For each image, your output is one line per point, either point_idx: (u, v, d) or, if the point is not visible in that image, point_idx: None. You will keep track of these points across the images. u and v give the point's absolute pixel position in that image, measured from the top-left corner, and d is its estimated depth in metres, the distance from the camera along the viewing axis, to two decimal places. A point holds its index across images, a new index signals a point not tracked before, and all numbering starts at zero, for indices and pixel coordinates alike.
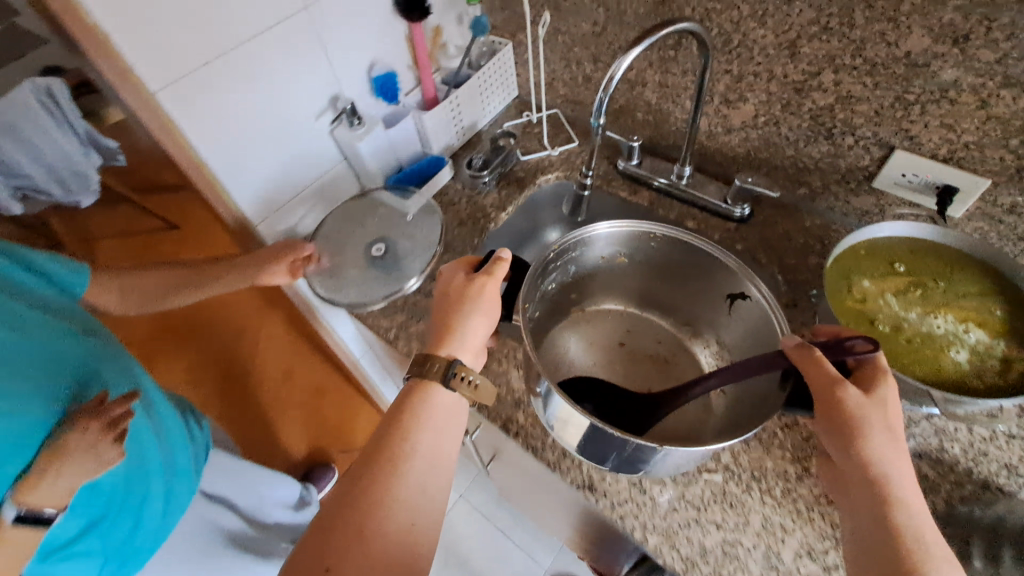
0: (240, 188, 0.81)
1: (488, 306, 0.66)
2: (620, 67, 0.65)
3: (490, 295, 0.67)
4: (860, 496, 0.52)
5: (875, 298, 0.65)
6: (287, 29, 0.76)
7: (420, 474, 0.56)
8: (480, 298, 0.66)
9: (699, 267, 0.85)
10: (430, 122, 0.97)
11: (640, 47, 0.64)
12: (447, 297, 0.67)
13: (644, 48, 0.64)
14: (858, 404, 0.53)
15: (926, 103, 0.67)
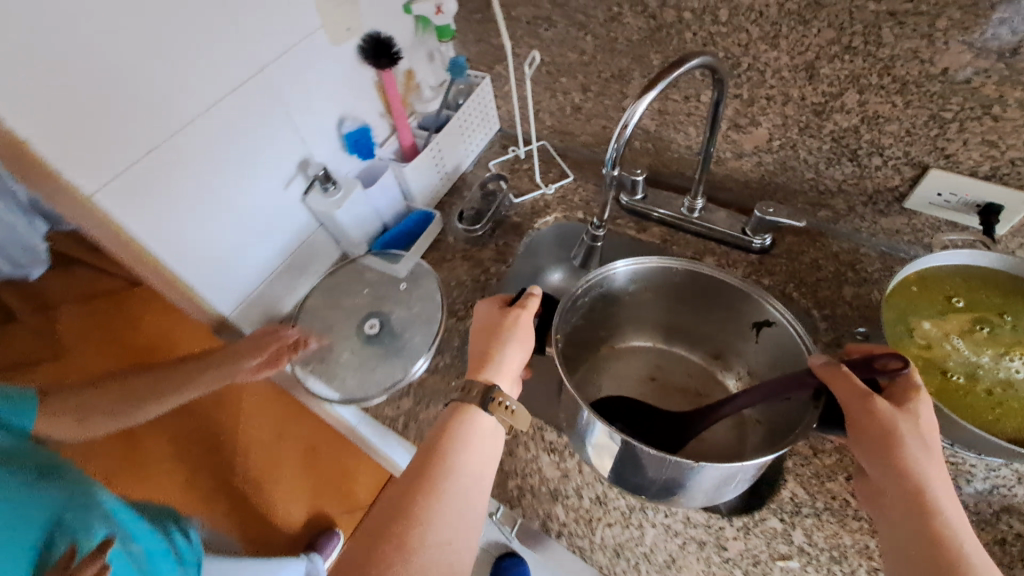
0: (206, 280, 0.71)
1: (523, 336, 0.65)
2: (632, 116, 0.58)
3: (525, 323, 0.65)
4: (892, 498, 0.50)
5: (940, 342, 0.59)
6: (242, 98, 0.66)
7: (456, 494, 0.53)
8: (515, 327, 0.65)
9: (721, 297, 0.77)
10: (413, 174, 0.87)
11: (654, 91, 0.57)
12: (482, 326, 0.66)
13: (658, 93, 0.57)
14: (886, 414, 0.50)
15: (965, 120, 0.61)
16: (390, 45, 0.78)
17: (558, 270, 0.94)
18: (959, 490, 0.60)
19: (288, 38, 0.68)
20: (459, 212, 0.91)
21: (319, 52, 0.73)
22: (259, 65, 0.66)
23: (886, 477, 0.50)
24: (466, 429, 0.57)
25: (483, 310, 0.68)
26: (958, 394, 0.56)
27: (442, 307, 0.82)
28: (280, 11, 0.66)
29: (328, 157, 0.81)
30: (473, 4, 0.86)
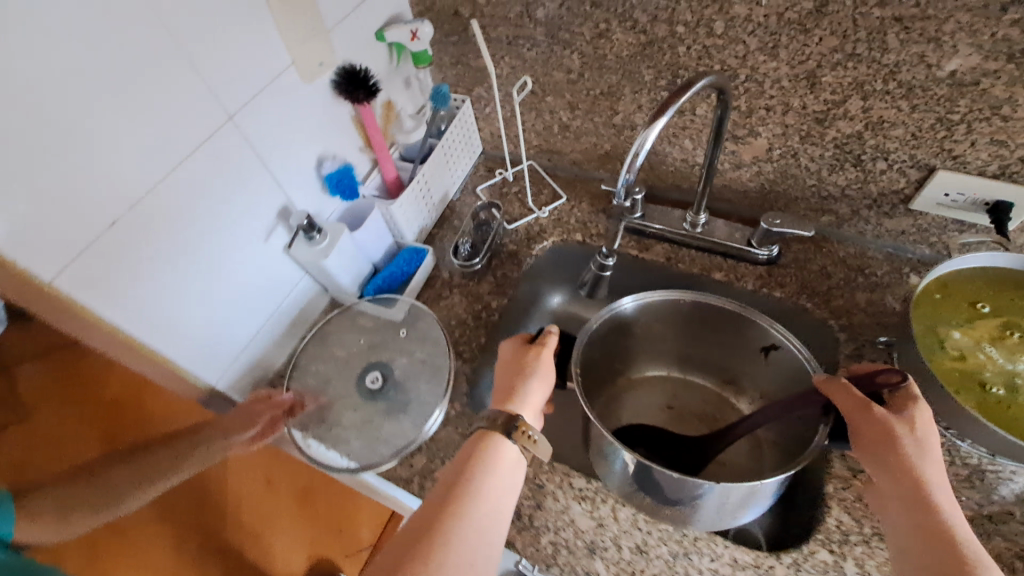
0: (188, 351, 0.65)
1: (546, 372, 0.64)
2: (643, 146, 0.55)
3: (547, 358, 0.65)
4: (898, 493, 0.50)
5: (973, 352, 0.58)
6: (211, 151, 0.60)
7: (476, 525, 0.50)
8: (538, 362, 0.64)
9: (726, 323, 0.76)
10: (400, 210, 0.82)
11: (664, 118, 0.54)
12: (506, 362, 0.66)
13: (669, 119, 0.54)
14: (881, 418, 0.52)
15: (973, 121, 0.60)
16: (366, 77, 0.72)
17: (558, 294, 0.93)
18: (1001, 499, 0.59)
19: (257, 81, 0.63)
20: (455, 246, 0.86)
21: (291, 93, 0.68)
22: (227, 113, 0.61)
23: (891, 480, 0.50)
24: (495, 455, 0.55)
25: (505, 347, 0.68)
26: (1000, 407, 0.55)
27: (446, 347, 0.77)
28: (244, 53, 0.60)
29: (309, 202, 0.76)
30: (449, 26, 0.82)
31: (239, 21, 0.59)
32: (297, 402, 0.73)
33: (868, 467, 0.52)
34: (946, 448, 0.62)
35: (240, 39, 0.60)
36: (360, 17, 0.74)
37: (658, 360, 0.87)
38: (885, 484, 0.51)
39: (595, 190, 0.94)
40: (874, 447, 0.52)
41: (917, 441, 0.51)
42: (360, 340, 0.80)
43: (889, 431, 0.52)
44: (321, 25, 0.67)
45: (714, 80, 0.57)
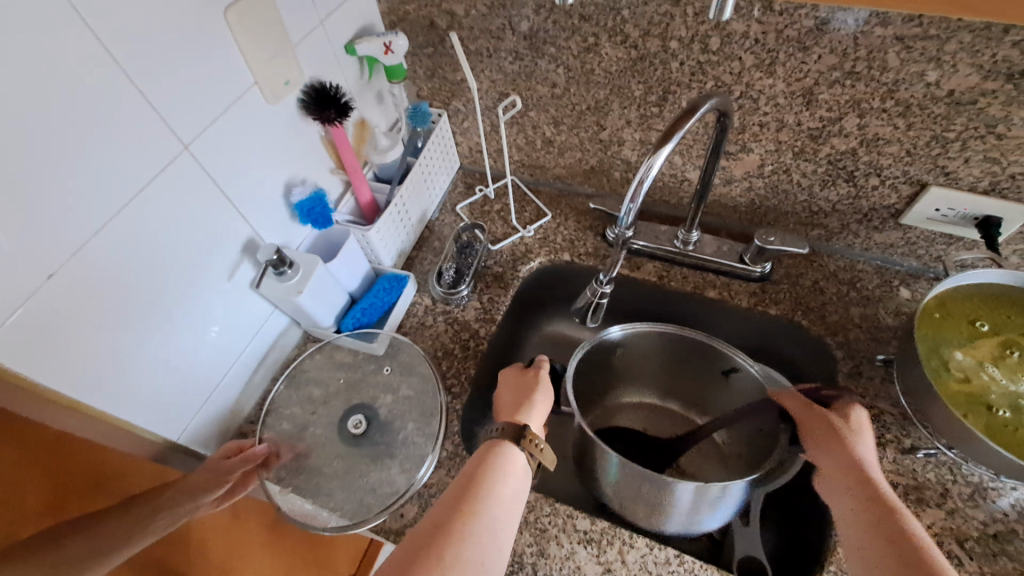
0: (145, 408, 0.58)
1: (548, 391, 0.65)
2: (647, 176, 0.55)
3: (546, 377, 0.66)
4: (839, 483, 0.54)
5: (977, 373, 0.58)
6: (163, 185, 0.54)
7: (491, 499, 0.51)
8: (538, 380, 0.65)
9: (694, 352, 0.75)
10: (378, 236, 0.76)
11: (669, 145, 0.54)
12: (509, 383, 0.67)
13: (674, 146, 0.54)
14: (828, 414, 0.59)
15: (968, 138, 0.60)
16: (337, 96, 0.67)
17: (564, 322, 0.91)
18: (1006, 518, 0.59)
19: (215, 106, 0.57)
20: (437, 273, 0.82)
21: (254, 117, 0.61)
22: (182, 143, 0.54)
23: (835, 467, 0.55)
24: (513, 457, 0.55)
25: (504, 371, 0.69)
26: (1008, 430, 0.54)
27: (434, 381, 0.72)
28: (200, 76, 0.54)
29: (277, 233, 0.69)
30: (424, 38, 0.77)
31: (191, 40, 0.52)
32: (272, 454, 0.66)
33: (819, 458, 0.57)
34: (948, 467, 0.62)
35: (194, 61, 0.53)
36: (329, 30, 0.68)
37: (636, 384, 0.85)
38: (829, 471, 0.55)
39: (580, 206, 0.90)
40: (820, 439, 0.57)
41: (854, 432, 0.57)
42: (338, 379, 0.74)
43: (832, 425, 0.58)
44: (287, 40, 0.62)
45: (721, 105, 0.57)
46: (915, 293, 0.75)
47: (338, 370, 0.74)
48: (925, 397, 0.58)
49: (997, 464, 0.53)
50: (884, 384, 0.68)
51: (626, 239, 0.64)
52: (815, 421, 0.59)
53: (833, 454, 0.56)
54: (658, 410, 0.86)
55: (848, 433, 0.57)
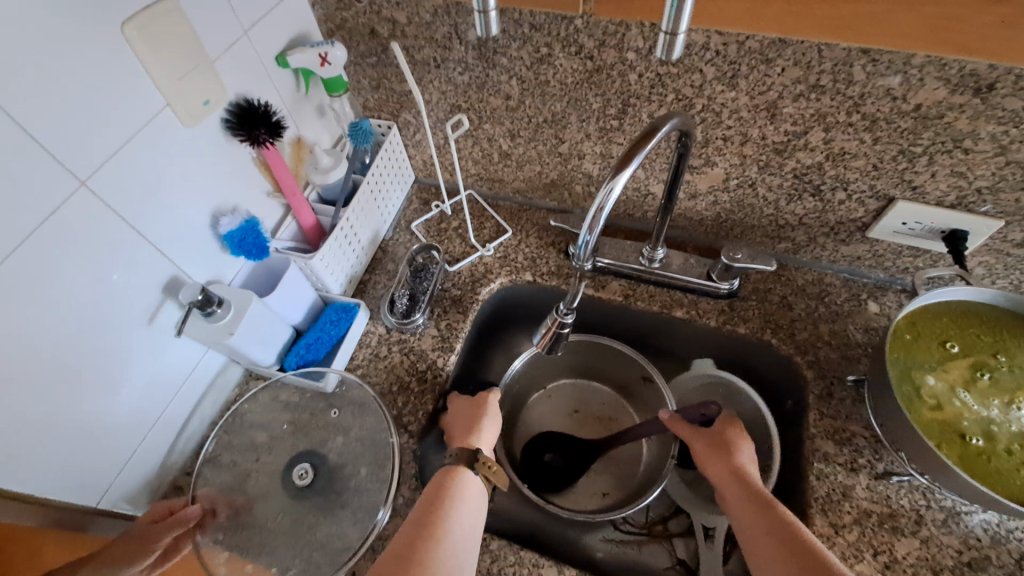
0: (51, 477, 0.51)
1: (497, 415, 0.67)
2: (607, 200, 0.50)
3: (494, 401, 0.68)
4: (740, 499, 0.56)
5: (949, 399, 0.56)
6: (57, 227, 0.47)
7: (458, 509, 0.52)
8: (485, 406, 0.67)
9: (614, 355, 0.80)
10: (323, 264, 0.70)
11: (629, 169, 0.49)
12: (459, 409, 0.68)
13: (634, 170, 0.49)
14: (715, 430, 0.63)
15: (935, 153, 0.58)
16: (267, 114, 0.61)
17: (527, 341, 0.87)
18: (981, 543, 0.57)
19: (118, 134, 0.50)
20: (389, 301, 0.77)
21: (167, 145, 0.55)
22: (78, 178, 0.47)
23: (725, 481, 0.59)
24: (469, 483, 0.56)
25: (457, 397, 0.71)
26: (983, 459, 0.52)
27: (387, 420, 0.67)
28: (95, 102, 0.47)
29: (204, 268, 0.63)
30: (365, 47, 0.71)
31: (80, 61, 0.45)
32: (207, 513, 0.60)
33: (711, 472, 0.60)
34: (922, 492, 0.60)
35: (86, 84, 0.46)
36: (256, 41, 0.62)
37: (559, 371, 0.87)
38: (733, 502, 0.56)
39: (542, 221, 0.86)
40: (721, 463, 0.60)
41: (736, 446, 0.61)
42: (283, 423, 0.68)
43: (715, 437, 0.63)
44: (203, 54, 0.55)
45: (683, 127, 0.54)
46: (883, 307, 0.73)
47: (284, 411, 0.68)
48: (897, 424, 0.56)
49: (973, 495, 0.51)
50: (855, 406, 0.66)
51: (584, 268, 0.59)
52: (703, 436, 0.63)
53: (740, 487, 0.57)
54: (586, 386, 0.87)
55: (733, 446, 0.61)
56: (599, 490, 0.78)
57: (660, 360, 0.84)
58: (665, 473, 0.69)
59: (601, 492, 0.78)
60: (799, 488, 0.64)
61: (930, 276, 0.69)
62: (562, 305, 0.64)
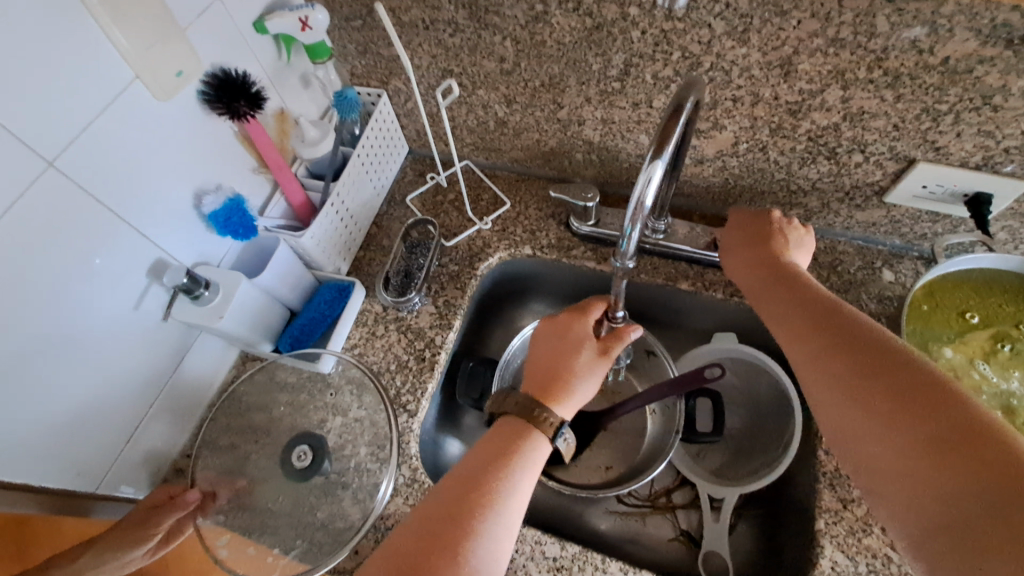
0: (44, 466, 0.51)
1: (595, 376, 0.57)
2: (646, 191, 0.48)
3: (594, 357, 0.58)
4: (786, 286, 0.57)
5: (967, 372, 0.55)
6: (27, 211, 0.44)
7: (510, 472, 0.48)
8: (584, 360, 0.57)
9: None
10: (314, 241, 0.68)
11: (661, 160, 0.47)
12: (548, 353, 0.59)
13: (664, 165, 0.48)
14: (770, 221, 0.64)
15: (961, 111, 0.54)
16: (245, 85, 0.57)
17: (529, 316, 0.86)
18: None
19: (84, 110, 0.47)
20: (384, 278, 0.74)
21: (142, 120, 0.52)
22: (45, 159, 0.45)
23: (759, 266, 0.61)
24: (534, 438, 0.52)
25: (543, 334, 0.61)
26: None
27: (386, 400, 0.65)
28: (54, 77, 0.44)
29: (189, 249, 0.60)
30: (349, 9, 0.67)
31: (36, 32, 0.42)
32: (207, 496, 0.60)
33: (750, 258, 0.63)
34: None
35: (44, 59, 0.43)
36: (229, 5, 0.57)
37: None
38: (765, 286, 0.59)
39: (541, 191, 0.82)
40: (747, 268, 0.62)
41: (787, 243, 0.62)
42: (281, 404, 0.66)
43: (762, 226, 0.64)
44: (172, 20, 0.51)
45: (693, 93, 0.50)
46: (898, 275, 0.70)
47: (281, 392, 0.67)
48: None
49: None
50: None
51: (626, 268, 0.58)
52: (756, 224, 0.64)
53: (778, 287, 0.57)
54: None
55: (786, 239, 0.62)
56: (603, 463, 0.76)
57: (665, 333, 0.82)
58: (672, 446, 0.68)
59: (604, 465, 0.76)
60: (808, 463, 0.63)
61: (949, 243, 0.66)
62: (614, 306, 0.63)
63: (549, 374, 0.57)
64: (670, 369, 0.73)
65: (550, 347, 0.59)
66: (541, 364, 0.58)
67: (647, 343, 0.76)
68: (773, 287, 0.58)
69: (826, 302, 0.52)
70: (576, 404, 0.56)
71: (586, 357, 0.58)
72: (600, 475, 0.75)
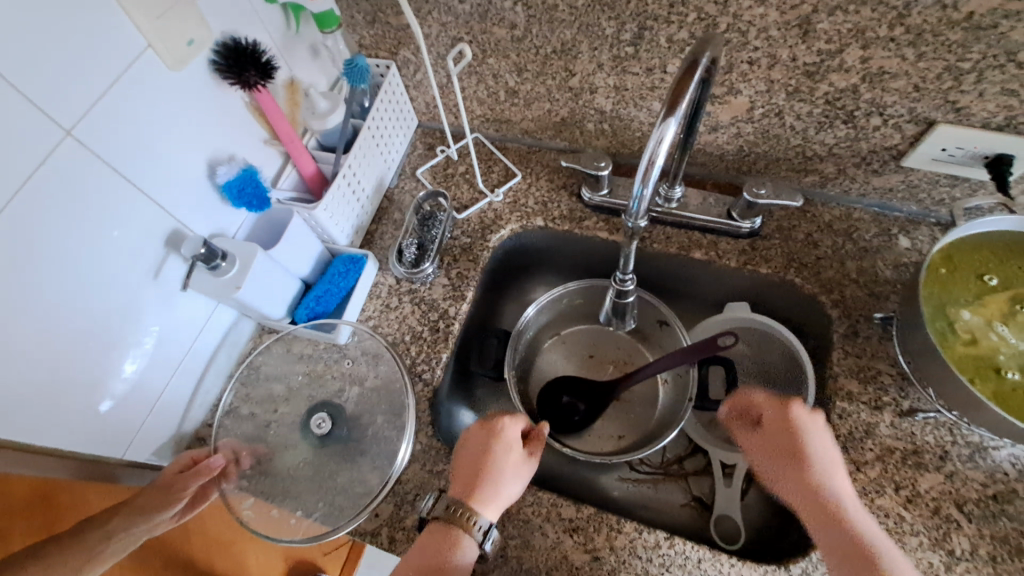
0: (70, 431, 0.52)
1: (519, 477, 0.56)
2: (657, 151, 0.48)
3: (521, 464, 0.57)
4: (819, 513, 0.51)
5: (985, 333, 0.55)
6: (47, 181, 0.45)
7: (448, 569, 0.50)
8: (486, 492, 0.54)
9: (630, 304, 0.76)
10: (326, 213, 0.68)
11: (674, 117, 0.46)
12: (465, 463, 0.57)
13: (678, 124, 0.47)
14: (801, 420, 0.56)
15: (985, 69, 0.52)
16: (255, 54, 0.56)
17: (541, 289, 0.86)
18: (1005, 475, 0.56)
19: (99, 79, 0.47)
20: (397, 251, 0.74)
21: (154, 89, 0.52)
22: (63, 128, 0.45)
23: (791, 482, 0.54)
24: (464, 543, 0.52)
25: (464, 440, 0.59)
26: (1017, 394, 0.52)
27: (402, 370, 0.66)
28: (66, 43, 0.44)
29: (204, 221, 0.61)
30: None
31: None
32: (231, 461, 0.61)
33: (777, 461, 0.56)
34: (948, 428, 0.59)
35: (57, 24, 0.43)
36: None
37: (573, 314, 0.82)
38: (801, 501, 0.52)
39: (552, 162, 0.82)
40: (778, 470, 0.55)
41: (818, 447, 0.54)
42: (299, 374, 0.68)
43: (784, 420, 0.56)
44: None
45: (714, 52, 0.49)
46: (914, 242, 0.69)
47: (299, 363, 0.68)
48: (928, 359, 0.55)
49: (1003, 429, 0.50)
50: (882, 344, 0.64)
51: (639, 230, 0.58)
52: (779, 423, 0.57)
53: (825, 525, 0.50)
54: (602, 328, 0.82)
55: (813, 441, 0.54)
56: (615, 432, 0.77)
57: (677, 304, 0.82)
58: (683, 413, 0.68)
59: (616, 434, 0.77)
60: None
61: (969, 206, 0.64)
62: (622, 270, 0.65)
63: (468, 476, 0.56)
64: (680, 336, 0.74)
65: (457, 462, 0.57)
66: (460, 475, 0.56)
67: (657, 313, 0.75)
68: (818, 523, 0.50)
69: (868, 555, 0.47)
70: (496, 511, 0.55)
71: (504, 466, 0.56)
72: (613, 445, 0.76)
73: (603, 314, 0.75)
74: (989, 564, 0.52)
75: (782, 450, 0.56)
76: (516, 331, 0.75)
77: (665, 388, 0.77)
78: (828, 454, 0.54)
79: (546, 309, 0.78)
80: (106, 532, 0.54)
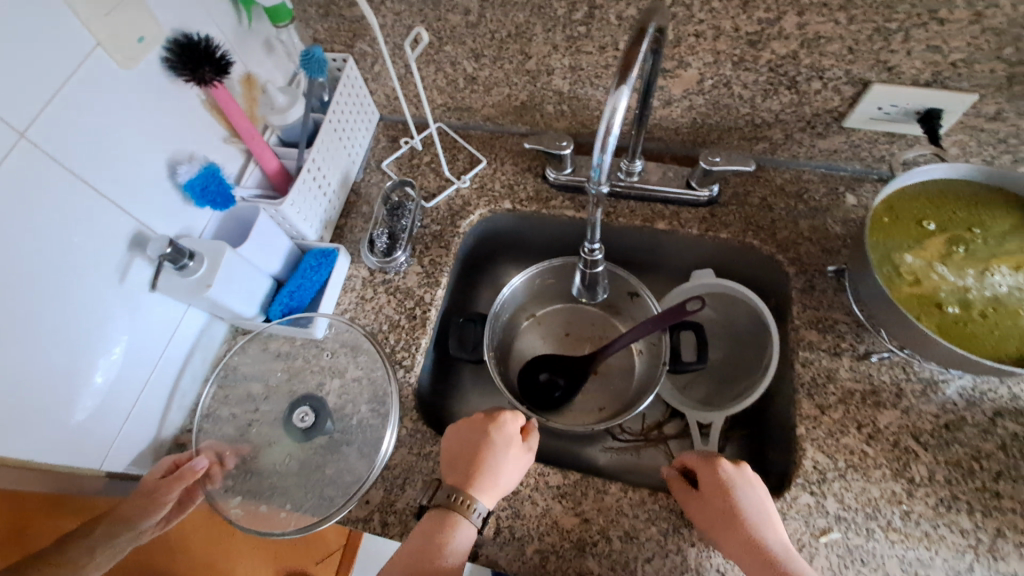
0: (44, 443, 0.51)
1: (516, 467, 0.58)
2: (614, 120, 0.50)
3: (517, 457, 0.58)
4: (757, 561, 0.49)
5: (927, 274, 0.59)
6: (3, 185, 0.44)
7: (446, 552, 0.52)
8: (484, 480, 0.56)
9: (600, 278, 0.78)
10: (293, 208, 0.68)
11: (627, 84, 0.48)
12: (461, 452, 0.58)
13: (631, 92, 0.49)
14: (732, 475, 0.54)
15: (910, 28, 0.56)
16: (209, 49, 0.56)
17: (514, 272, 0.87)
18: (954, 405, 0.60)
19: (49, 79, 0.46)
20: (368, 242, 0.75)
21: (108, 88, 0.51)
22: (16, 130, 0.44)
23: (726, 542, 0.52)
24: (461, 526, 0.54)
25: (457, 428, 0.60)
26: (959, 326, 0.56)
27: (382, 358, 0.66)
28: (12, 43, 0.43)
29: (167, 221, 0.60)
30: None
31: None
32: (214, 463, 0.61)
33: (708, 519, 0.53)
34: (901, 367, 0.63)
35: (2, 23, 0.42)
36: None
37: (547, 293, 0.84)
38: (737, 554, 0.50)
39: (515, 146, 0.83)
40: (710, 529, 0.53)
41: (750, 497, 0.53)
42: (278, 371, 0.67)
43: (716, 474, 0.54)
44: None
45: (660, 23, 0.51)
46: (860, 198, 0.73)
47: (277, 360, 0.68)
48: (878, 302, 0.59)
49: (948, 359, 0.54)
50: (837, 295, 0.67)
51: (602, 200, 0.59)
52: (708, 479, 0.55)
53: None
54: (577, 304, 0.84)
55: (746, 491, 0.53)
56: (597, 405, 0.79)
57: (646, 276, 0.85)
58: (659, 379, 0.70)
59: (598, 406, 0.79)
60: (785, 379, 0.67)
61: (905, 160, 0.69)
62: (589, 241, 0.67)
63: (467, 466, 0.56)
64: (651, 306, 0.76)
65: (450, 456, 0.58)
66: (456, 463, 0.57)
67: (627, 286, 0.77)
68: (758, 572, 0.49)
69: None
70: (493, 499, 0.56)
71: (498, 460, 0.57)
72: (596, 417, 0.78)
73: (574, 289, 0.77)
74: (945, 487, 0.56)
75: (713, 506, 0.53)
76: (492, 312, 0.76)
77: (640, 356, 0.79)
78: (760, 506, 0.53)
79: (520, 290, 0.80)
80: (90, 543, 0.53)
